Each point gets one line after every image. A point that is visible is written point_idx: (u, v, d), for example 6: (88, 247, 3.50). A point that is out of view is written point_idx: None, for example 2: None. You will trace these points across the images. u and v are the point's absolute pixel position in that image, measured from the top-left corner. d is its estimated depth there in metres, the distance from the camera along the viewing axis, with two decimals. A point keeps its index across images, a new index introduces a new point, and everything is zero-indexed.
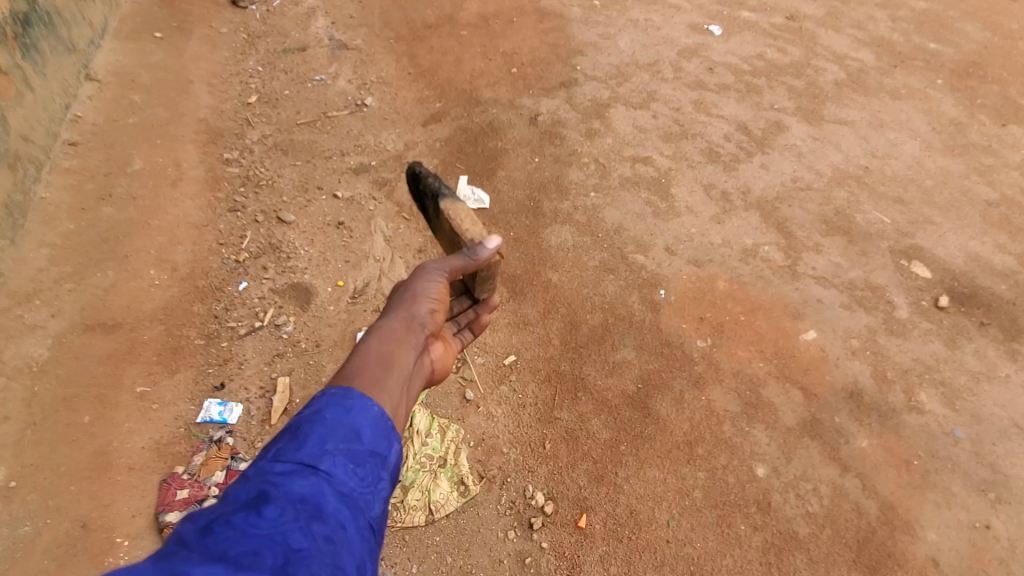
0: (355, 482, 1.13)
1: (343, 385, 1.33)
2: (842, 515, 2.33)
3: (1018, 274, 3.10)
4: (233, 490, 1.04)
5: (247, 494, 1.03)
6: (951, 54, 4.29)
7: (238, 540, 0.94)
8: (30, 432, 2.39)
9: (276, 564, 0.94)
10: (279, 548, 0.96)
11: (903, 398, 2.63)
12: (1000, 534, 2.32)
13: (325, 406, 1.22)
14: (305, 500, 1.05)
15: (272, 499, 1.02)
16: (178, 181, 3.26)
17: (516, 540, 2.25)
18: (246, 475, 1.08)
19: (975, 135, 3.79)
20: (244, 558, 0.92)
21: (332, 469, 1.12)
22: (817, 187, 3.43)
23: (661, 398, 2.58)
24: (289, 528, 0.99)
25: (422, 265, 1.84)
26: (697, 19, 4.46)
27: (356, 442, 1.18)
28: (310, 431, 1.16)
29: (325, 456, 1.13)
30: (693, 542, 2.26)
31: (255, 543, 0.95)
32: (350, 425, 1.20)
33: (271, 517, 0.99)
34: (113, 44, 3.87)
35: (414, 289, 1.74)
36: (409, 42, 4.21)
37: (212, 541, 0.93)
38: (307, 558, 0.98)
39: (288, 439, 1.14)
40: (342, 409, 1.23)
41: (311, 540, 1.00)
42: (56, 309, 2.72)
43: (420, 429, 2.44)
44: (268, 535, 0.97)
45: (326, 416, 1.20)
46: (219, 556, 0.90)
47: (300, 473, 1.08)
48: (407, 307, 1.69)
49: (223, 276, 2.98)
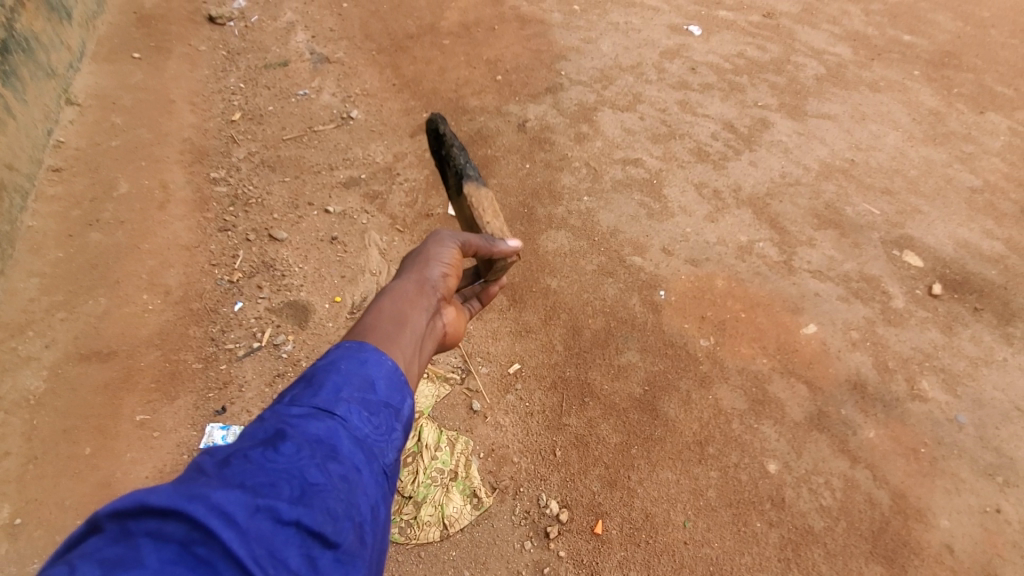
0: (369, 429, 1.10)
1: (356, 340, 1.31)
2: (856, 506, 2.35)
3: (1007, 259, 3.16)
4: (249, 430, 1.01)
5: (264, 432, 0.99)
6: (926, 45, 4.38)
7: (256, 471, 0.90)
8: (31, 467, 2.36)
9: (295, 495, 0.90)
10: (297, 480, 0.92)
11: (905, 386, 2.66)
12: (1011, 517, 2.35)
13: (339, 357, 1.21)
14: (321, 441, 1.01)
15: (289, 437, 0.98)
16: (165, 203, 3.20)
17: (533, 551, 2.23)
18: (261, 417, 1.04)
19: (955, 123, 3.86)
20: (263, 487, 0.88)
21: (347, 415, 1.09)
22: (806, 181, 3.47)
23: (668, 398, 2.59)
24: (306, 463, 0.96)
25: (436, 231, 1.80)
26: (676, 20, 4.50)
27: (370, 392, 1.16)
28: (325, 379, 1.13)
29: (340, 401, 1.10)
30: (711, 542, 2.25)
31: (273, 475, 0.91)
32: (363, 376, 1.18)
33: (288, 451, 0.96)
34: (91, 67, 3.83)
35: (427, 252, 1.71)
36: (392, 53, 4.19)
37: (231, 471, 0.88)
38: (324, 492, 0.94)
39: (303, 386, 1.11)
40: (357, 361, 1.21)
41: (328, 476, 0.97)
42: (50, 339, 2.69)
43: (429, 442, 2.40)
44: (285, 468, 0.93)
45: (341, 366, 1.18)
46: (238, 483, 0.86)
47: (315, 416, 1.05)
48: (418, 269, 1.66)
49: (218, 297, 2.93)
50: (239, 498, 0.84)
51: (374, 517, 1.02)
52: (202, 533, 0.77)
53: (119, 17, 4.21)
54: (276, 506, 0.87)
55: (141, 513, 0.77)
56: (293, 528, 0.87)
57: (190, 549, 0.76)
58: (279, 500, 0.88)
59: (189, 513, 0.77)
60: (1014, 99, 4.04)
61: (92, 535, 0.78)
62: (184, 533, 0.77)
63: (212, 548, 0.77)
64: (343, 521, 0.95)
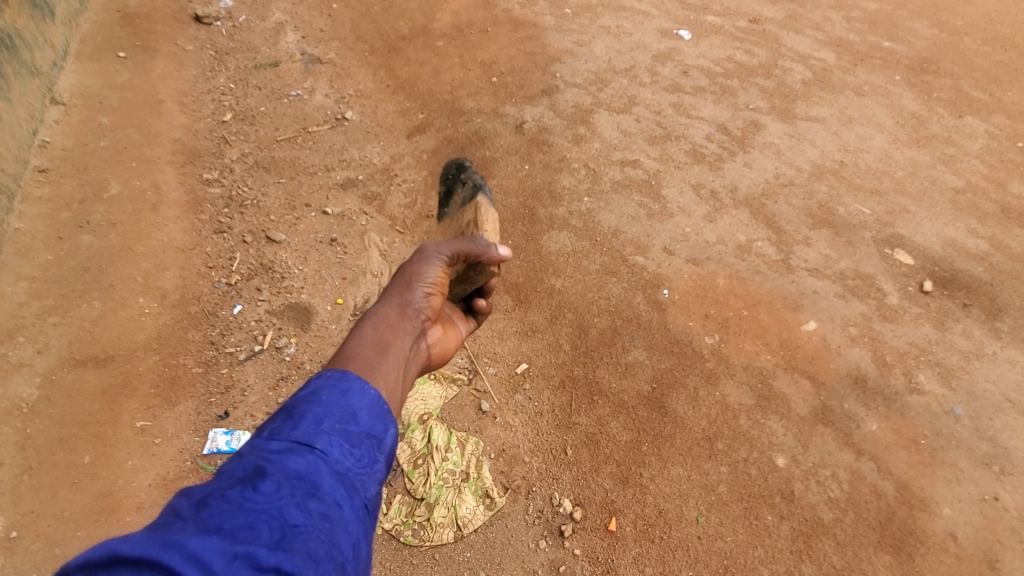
0: (351, 462, 1.06)
1: (337, 368, 1.27)
2: (862, 497, 2.44)
3: (991, 256, 3.29)
4: (227, 467, 0.97)
5: (242, 470, 0.96)
6: (905, 51, 4.53)
7: (233, 513, 0.87)
8: (27, 478, 2.28)
9: (273, 539, 0.87)
10: (275, 522, 0.89)
11: (903, 380, 2.76)
12: (1008, 504, 2.46)
13: (321, 387, 1.17)
14: (302, 477, 0.98)
15: (269, 474, 0.95)
16: (159, 205, 3.13)
17: (548, 549, 2.26)
18: (240, 454, 1.01)
19: (936, 126, 3.99)
20: (240, 531, 0.85)
21: (328, 449, 1.05)
22: (799, 182, 3.56)
23: (676, 396, 2.64)
24: (284, 503, 0.92)
25: (421, 247, 1.75)
26: (666, 24, 4.57)
27: (352, 423, 1.12)
28: (305, 411, 1.09)
29: (321, 434, 1.06)
30: (724, 536, 2.32)
31: (251, 517, 0.88)
32: (345, 406, 1.14)
33: (266, 490, 0.92)
34: (75, 66, 3.72)
35: (409, 272, 1.68)
36: (385, 55, 4.17)
37: (207, 514, 0.85)
38: (304, 534, 0.91)
39: (283, 420, 1.08)
40: (339, 391, 1.17)
41: (308, 517, 0.94)
42: (42, 345, 2.61)
43: (439, 444, 2.43)
44: (264, 509, 0.90)
45: (322, 397, 1.14)
46: (214, 527, 0.83)
47: (295, 450, 1.01)
48: (401, 291, 1.63)
49: (216, 300, 2.87)
50: (216, 545, 0.81)
51: (358, 555, 0.99)
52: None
53: (103, 14, 4.09)
54: (254, 552, 0.84)
55: (111, 564, 0.73)
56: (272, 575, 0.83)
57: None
58: (257, 545, 0.85)
59: (162, 563, 0.74)
60: (990, 104, 4.20)
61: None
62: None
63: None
64: (326, 563, 0.91)
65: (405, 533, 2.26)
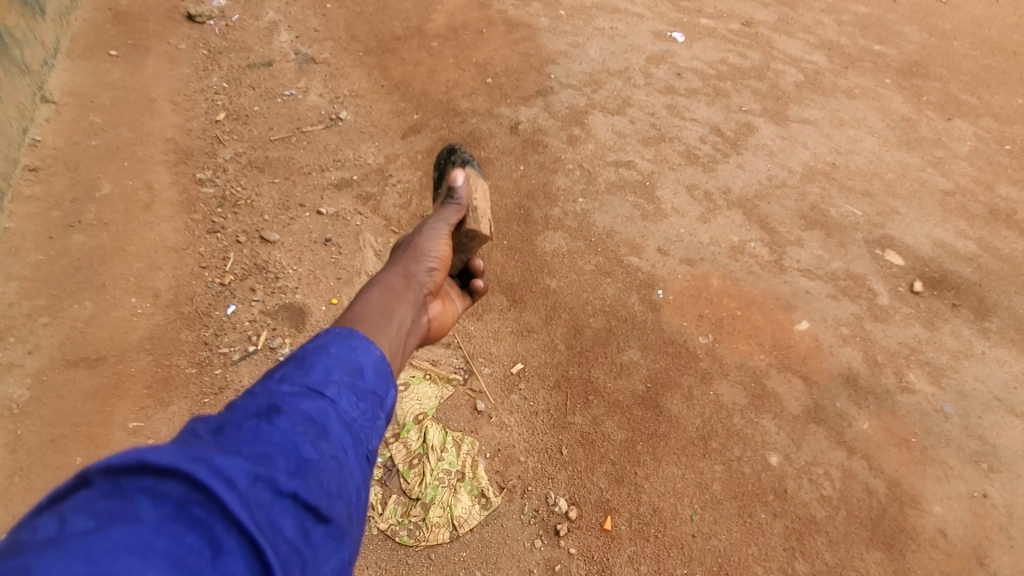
0: (357, 413, 1.11)
1: (345, 327, 1.30)
2: (854, 495, 2.47)
3: (979, 257, 3.34)
4: (240, 402, 1.00)
5: (257, 405, 0.99)
6: (895, 55, 4.58)
7: (252, 441, 0.91)
8: (18, 479, 2.26)
9: (289, 468, 0.91)
10: (290, 454, 0.93)
11: (894, 379, 2.79)
12: (996, 501, 2.50)
13: (330, 342, 1.21)
14: (313, 419, 1.02)
15: (283, 412, 0.99)
16: (151, 204, 3.11)
17: (543, 549, 2.28)
18: (251, 391, 1.04)
19: (925, 129, 4.04)
20: (259, 457, 0.88)
21: (337, 398, 1.09)
22: (791, 184, 3.59)
23: (670, 395, 2.66)
24: (298, 439, 0.96)
25: (422, 223, 1.84)
26: (660, 26, 4.59)
27: (359, 378, 1.17)
28: (315, 361, 1.14)
29: (330, 383, 1.11)
30: (718, 534, 2.34)
31: (268, 446, 0.91)
32: (353, 362, 1.18)
33: (280, 425, 0.96)
34: (66, 64, 3.69)
35: (413, 247, 1.77)
36: (379, 55, 4.16)
37: (226, 439, 0.89)
38: (316, 468, 0.95)
39: (293, 366, 1.11)
40: (347, 346, 1.21)
41: (320, 454, 0.97)
42: (33, 345, 2.59)
43: (434, 444, 2.43)
44: (280, 440, 0.94)
45: (331, 350, 1.18)
46: (234, 450, 0.87)
47: (306, 394, 1.05)
48: (406, 264, 1.70)
49: (210, 300, 2.85)
50: (238, 466, 0.85)
51: (360, 498, 1.03)
52: (200, 495, 0.78)
53: (94, 12, 4.05)
54: (273, 476, 0.88)
55: (138, 471, 0.76)
56: (289, 500, 0.88)
57: (187, 509, 0.76)
58: (275, 471, 0.89)
59: (191, 474, 0.78)
60: (978, 107, 4.25)
61: (81, 488, 0.77)
62: (181, 493, 0.77)
63: (208, 509, 0.78)
64: (335, 498, 0.96)
65: (400, 534, 2.26)
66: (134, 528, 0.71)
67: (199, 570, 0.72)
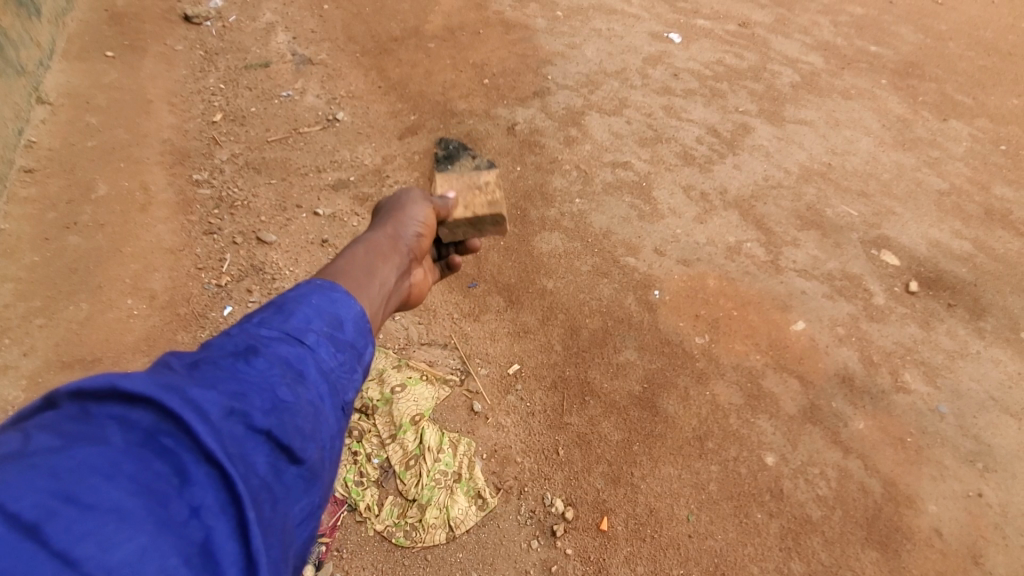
0: (335, 363, 1.07)
1: (327, 280, 1.27)
2: (849, 495, 2.47)
3: (975, 257, 3.35)
4: (217, 342, 0.98)
5: (234, 345, 0.97)
6: (891, 56, 4.59)
7: (227, 378, 0.89)
8: None
9: (265, 407, 0.89)
10: (267, 394, 0.91)
11: (890, 379, 2.80)
12: (991, 500, 2.51)
13: (310, 292, 1.17)
14: (291, 363, 0.99)
15: (261, 353, 0.97)
16: (147, 206, 3.10)
17: (540, 550, 2.28)
18: (228, 332, 1.02)
19: (921, 130, 4.05)
20: (234, 394, 0.87)
21: (316, 346, 1.06)
22: (787, 184, 3.60)
23: (667, 395, 2.66)
24: (274, 381, 0.94)
25: (403, 193, 1.84)
26: (657, 27, 4.60)
27: (340, 330, 1.13)
28: (296, 308, 1.10)
29: (310, 331, 1.07)
30: (714, 535, 2.34)
31: (244, 385, 0.90)
32: (333, 313, 1.15)
33: (257, 365, 0.95)
34: (61, 65, 3.68)
35: (399, 209, 1.75)
36: (377, 56, 4.16)
37: (201, 373, 0.88)
38: (293, 411, 0.93)
39: (272, 312, 1.08)
40: (327, 298, 1.17)
41: (297, 397, 0.95)
42: (28, 347, 2.58)
43: (431, 445, 2.43)
44: (256, 380, 0.92)
45: (311, 300, 1.14)
46: (209, 384, 0.86)
47: (285, 340, 1.03)
48: (392, 225, 1.67)
49: (206, 302, 2.85)
50: (213, 400, 0.84)
51: (336, 445, 1.01)
52: (170, 425, 0.76)
53: (90, 14, 4.05)
54: (249, 413, 0.86)
55: (109, 397, 0.75)
56: (264, 437, 0.86)
57: (156, 438, 0.75)
58: (250, 408, 0.87)
59: (162, 404, 0.76)
60: (973, 107, 4.27)
61: (49, 410, 0.76)
62: (150, 422, 0.75)
63: (177, 438, 0.76)
64: (310, 441, 0.94)
65: (397, 535, 2.26)
66: (100, 451, 0.71)
67: (164, 496, 0.71)
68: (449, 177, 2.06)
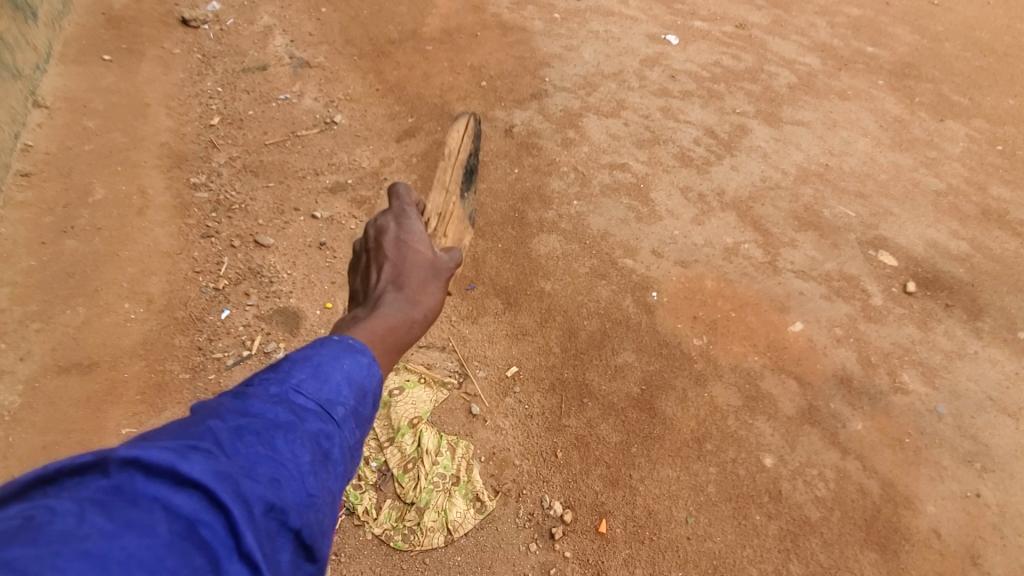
0: (357, 443, 0.99)
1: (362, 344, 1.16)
2: (848, 496, 2.47)
3: (972, 257, 3.36)
4: (254, 403, 0.89)
5: (273, 415, 0.89)
6: (887, 56, 4.60)
7: (264, 461, 0.81)
8: None
9: (297, 500, 0.82)
10: (300, 483, 0.83)
11: (888, 380, 2.81)
12: (990, 501, 2.51)
13: (341, 355, 1.07)
14: (322, 443, 0.91)
15: (297, 431, 0.89)
16: (145, 210, 3.10)
17: (538, 552, 2.28)
18: (266, 392, 0.93)
19: (917, 130, 4.06)
20: (272, 482, 0.80)
21: (343, 423, 0.97)
22: (785, 186, 3.60)
23: (666, 397, 2.66)
24: (306, 467, 0.85)
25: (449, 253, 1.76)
26: (654, 29, 4.60)
27: (364, 404, 1.04)
28: (330, 374, 1.01)
29: (339, 404, 0.99)
30: (713, 537, 2.34)
31: (280, 469, 0.82)
32: (360, 383, 1.05)
33: (293, 443, 0.87)
34: (59, 68, 3.67)
35: (433, 273, 1.62)
36: (374, 58, 4.16)
37: (242, 450, 0.81)
38: (319, 505, 0.85)
39: (309, 374, 0.99)
40: (357, 365, 1.07)
41: (323, 486, 0.87)
42: (24, 351, 2.58)
43: (429, 448, 2.42)
44: (291, 465, 0.84)
45: (344, 365, 1.05)
46: (249, 468, 0.79)
47: (317, 413, 0.94)
48: (427, 283, 1.57)
49: (203, 305, 2.84)
50: (252, 488, 0.77)
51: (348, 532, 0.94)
52: (214, 516, 0.71)
53: (86, 17, 4.04)
54: (283, 508, 0.80)
55: (160, 475, 0.70)
56: (291, 536, 0.80)
57: (197, 528, 0.69)
58: (285, 502, 0.80)
59: (211, 492, 0.72)
60: (970, 108, 4.27)
61: (95, 474, 0.69)
62: (195, 510, 0.70)
63: (217, 531, 0.70)
64: (328, 537, 0.87)
65: (395, 538, 2.26)
66: (145, 543, 0.65)
67: None
68: (456, 217, 2.11)
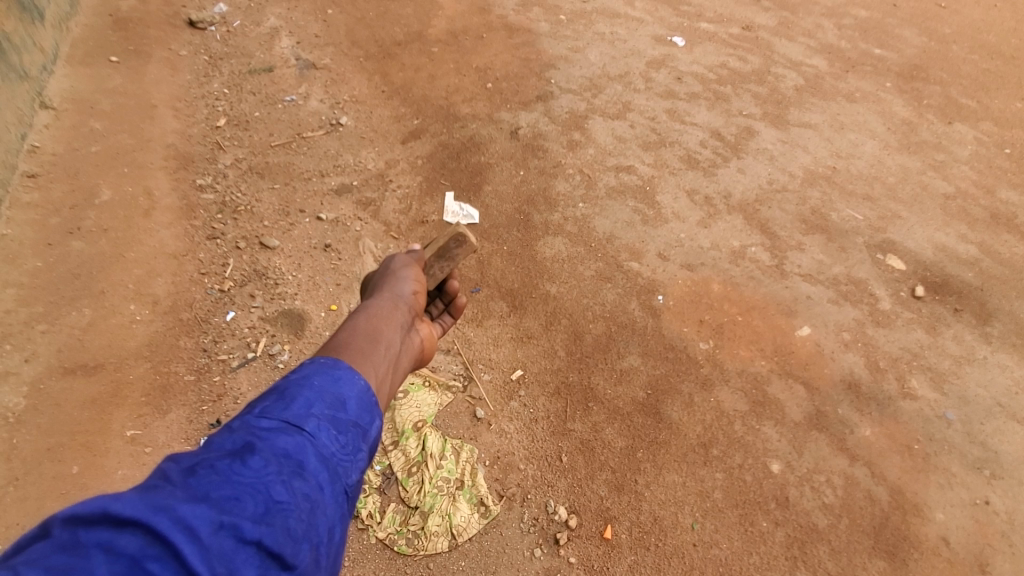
0: (336, 447, 1.06)
1: (330, 356, 1.26)
2: (856, 503, 2.45)
3: (981, 261, 3.32)
4: (216, 440, 0.97)
5: (232, 444, 0.96)
6: (895, 58, 4.57)
7: (221, 484, 0.87)
8: (12, 489, 2.25)
9: (258, 512, 0.88)
10: (262, 496, 0.90)
11: (896, 385, 2.78)
12: (999, 508, 2.49)
13: (313, 372, 1.16)
14: (288, 456, 0.98)
15: (258, 450, 0.95)
16: (150, 211, 3.10)
17: (543, 558, 2.26)
18: (231, 425, 1.01)
19: (925, 133, 4.03)
20: (227, 502, 0.86)
21: (316, 432, 1.05)
22: (792, 188, 3.58)
23: (671, 402, 2.65)
24: (270, 479, 0.93)
25: (390, 257, 1.82)
26: (660, 31, 4.58)
27: (341, 410, 1.12)
28: (297, 393, 1.09)
29: (310, 417, 1.06)
30: (719, 543, 2.33)
31: (238, 489, 0.88)
32: (335, 394, 1.13)
33: (254, 463, 0.93)
34: (66, 70, 3.69)
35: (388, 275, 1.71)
36: (380, 60, 4.16)
37: (196, 481, 0.87)
38: (286, 511, 0.91)
39: (275, 399, 1.07)
40: (330, 378, 1.16)
41: (294, 494, 0.94)
42: (30, 353, 2.58)
43: (433, 452, 2.42)
44: (251, 482, 0.90)
45: (314, 381, 1.13)
46: (202, 495, 0.84)
47: (284, 430, 1.01)
48: (389, 287, 1.64)
49: (209, 307, 2.84)
50: (203, 514, 0.82)
51: (331, 539, 0.99)
52: (159, 549, 0.76)
53: (94, 18, 4.05)
54: (239, 524, 0.85)
55: (99, 522, 0.75)
56: (253, 548, 0.85)
57: (142, 564, 0.75)
58: (243, 517, 0.86)
59: (152, 526, 0.77)
60: (978, 110, 4.24)
61: (40, 540, 0.75)
62: (138, 548, 0.75)
63: (165, 562, 0.76)
64: (303, 542, 0.92)
65: (399, 543, 2.25)
66: None
67: None
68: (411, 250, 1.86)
